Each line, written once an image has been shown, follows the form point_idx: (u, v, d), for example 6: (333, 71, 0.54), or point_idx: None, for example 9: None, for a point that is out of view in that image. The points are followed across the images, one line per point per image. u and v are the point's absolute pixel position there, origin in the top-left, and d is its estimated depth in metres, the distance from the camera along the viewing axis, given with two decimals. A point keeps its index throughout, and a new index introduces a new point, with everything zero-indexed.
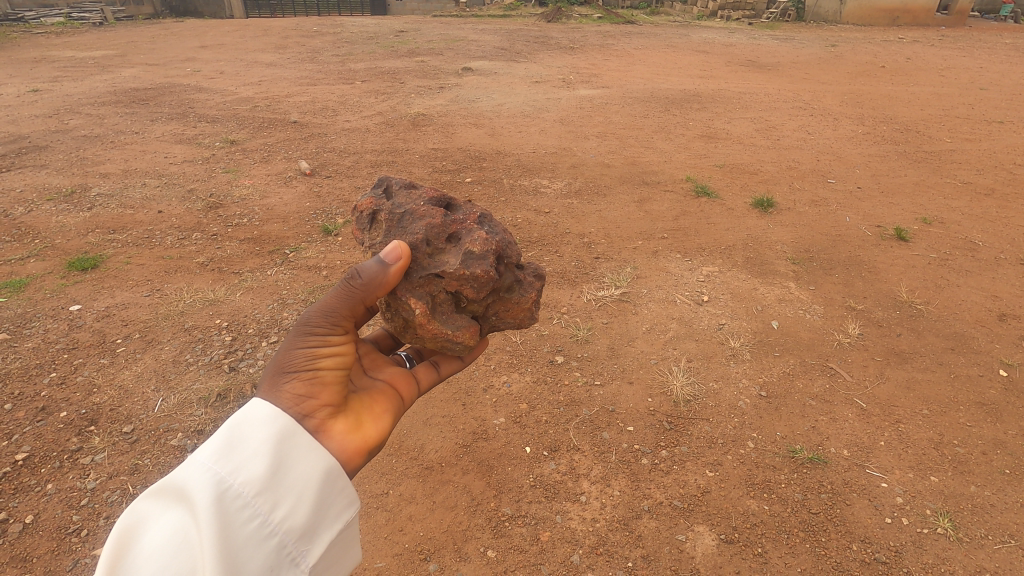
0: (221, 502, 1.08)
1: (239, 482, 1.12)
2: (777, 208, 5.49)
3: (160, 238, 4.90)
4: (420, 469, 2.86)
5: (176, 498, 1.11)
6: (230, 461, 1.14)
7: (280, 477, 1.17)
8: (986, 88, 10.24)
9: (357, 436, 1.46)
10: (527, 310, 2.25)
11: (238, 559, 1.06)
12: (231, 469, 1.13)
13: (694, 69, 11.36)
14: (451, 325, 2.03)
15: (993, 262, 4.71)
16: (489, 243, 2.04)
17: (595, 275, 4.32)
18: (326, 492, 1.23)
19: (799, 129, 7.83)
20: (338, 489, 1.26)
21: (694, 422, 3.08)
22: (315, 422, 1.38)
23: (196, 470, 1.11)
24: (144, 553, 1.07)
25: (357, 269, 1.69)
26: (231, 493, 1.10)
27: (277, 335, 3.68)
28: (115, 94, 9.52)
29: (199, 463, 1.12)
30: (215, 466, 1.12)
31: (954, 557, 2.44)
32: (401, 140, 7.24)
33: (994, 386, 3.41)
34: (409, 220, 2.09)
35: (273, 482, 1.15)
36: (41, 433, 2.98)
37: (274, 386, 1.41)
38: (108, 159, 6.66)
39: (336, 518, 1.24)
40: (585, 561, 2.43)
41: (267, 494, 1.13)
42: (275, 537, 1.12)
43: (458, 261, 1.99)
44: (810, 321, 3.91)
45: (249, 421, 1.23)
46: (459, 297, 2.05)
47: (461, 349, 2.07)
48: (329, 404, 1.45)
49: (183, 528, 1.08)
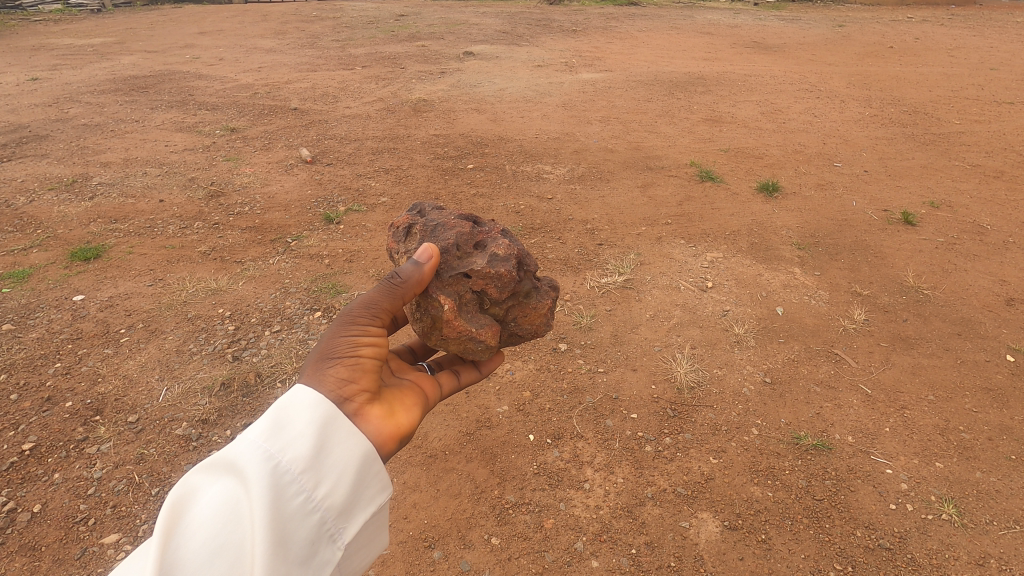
0: (270, 480, 1.07)
1: (288, 459, 1.11)
2: (783, 192, 5.43)
3: (161, 227, 4.89)
4: (425, 457, 2.86)
5: (226, 469, 1.11)
6: (278, 440, 1.13)
7: (323, 455, 1.16)
8: (997, 68, 10.07)
9: (391, 422, 1.42)
10: (544, 316, 2.24)
11: (285, 534, 1.06)
12: (279, 448, 1.12)
13: (698, 51, 11.18)
14: (475, 323, 2.03)
15: (1002, 246, 4.64)
16: (512, 249, 2.12)
17: (598, 262, 4.29)
18: (364, 473, 1.21)
19: (805, 112, 7.72)
20: (374, 473, 1.22)
21: (698, 409, 3.07)
22: (355, 405, 1.36)
23: (247, 448, 1.10)
24: (192, 521, 1.06)
25: (396, 271, 1.75)
26: (281, 468, 1.09)
27: (280, 324, 3.67)
28: (114, 81, 9.46)
29: (250, 441, 1.11)
30: (265, 443, 1.12)
31: (958, 543, 2.44)
32: (402, 126, 7.17)
33: (1000, 371, 3.38)
34: (441, 229, 2.14)
35: (317, 460, 1.14)
36: (47, 422, 3.00)
37: (316, 369, 1.40)
38: (108, 148, 6.63)
39: (369, 501, 1.21)
40: (589, 548, 2.44)
41: (311, 473, 1.12)
42: (317, 514, 1.11)
43: (485, 261, 2.05)
44: (815, 307, 3.87)
45: (294, 403, 1.22)
46: (484, 296, 2.08)
47: (483, 351, 2.05)
48: (367, 389, 1.43)
49: (232, 501, 1.07)
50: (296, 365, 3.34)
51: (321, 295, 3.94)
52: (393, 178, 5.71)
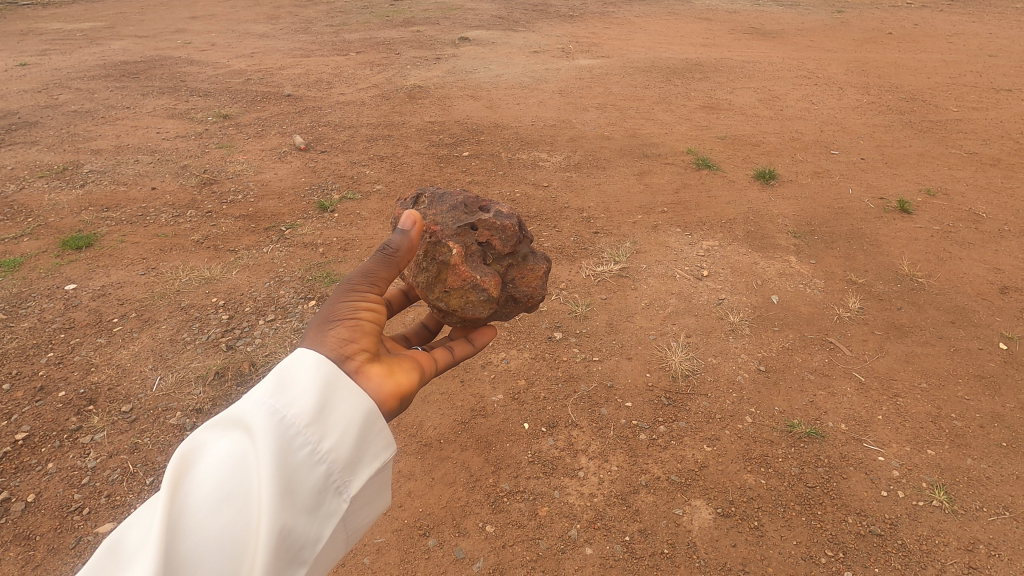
0: (276, 431, 1.07)
1: (291, 413, 1.10)
2: (779, 180, 5.41)
3: (154, 215, 4.85)
4: (420, 445, 2.87)
5: (233, 424, 1.11)
6: (282, 396, 1.12)
7: (327, 411, 1.14)
8: (995, 55, 10.01)
9: (391, 381, 1.39)
10: (540, 280, 2.21)
11: (290, 486, 1.04)
12: (284, 402, 1.11)
13: (697, 37, 11.08)
14: (478, 273, 2.02)
15: (997, 234, 4.65)
16: (512, 213, 2.23)
17: (594, 250, 4.28)
18: (368, 430, 1.18)
19: (802, 99, 7.68)
20: (377, 430, 1.20)
21: (692, 397, 3.08)
22: (354, 364, 1.34)
23: (252, 403, 1.10)
24: (198, 473, 1.06)
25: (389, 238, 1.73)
26: (283, 422, 1.08)
27: (275, 313, 3.65)
28: (104, 67, 9.34)
29: (255, 397, 1.11)
30: (269, 398, 1.11)
31: (947, 529, 2.46)
32: (396, 113, 7.10)
33: (993, 359, 3.39)
34: (445, 198, 2.22)
35: (322, 415, 1.12)
36: (40, 412, 2.99)
37: (317, 333, 1.38)
38: (99, 135, 6.55)
39: (375, 458, 1.18)
40: (583, 536, 2.46)
41: (315, 427, 1.10)
42: (322, 467, 1.09)
43: (489, 216, 2.14)
44: (810, 295, 3.87)
45: (297, 362, 1.21)
46: (492, 250, 2.12)
47: (484, 303, 2.00)
48: (368, 349, 1.40)
49: (240, 453, 1.07)
50: (290, 354, 3.33)
51: (316, 283, 3.92)
52: (388, 166, 5.67)
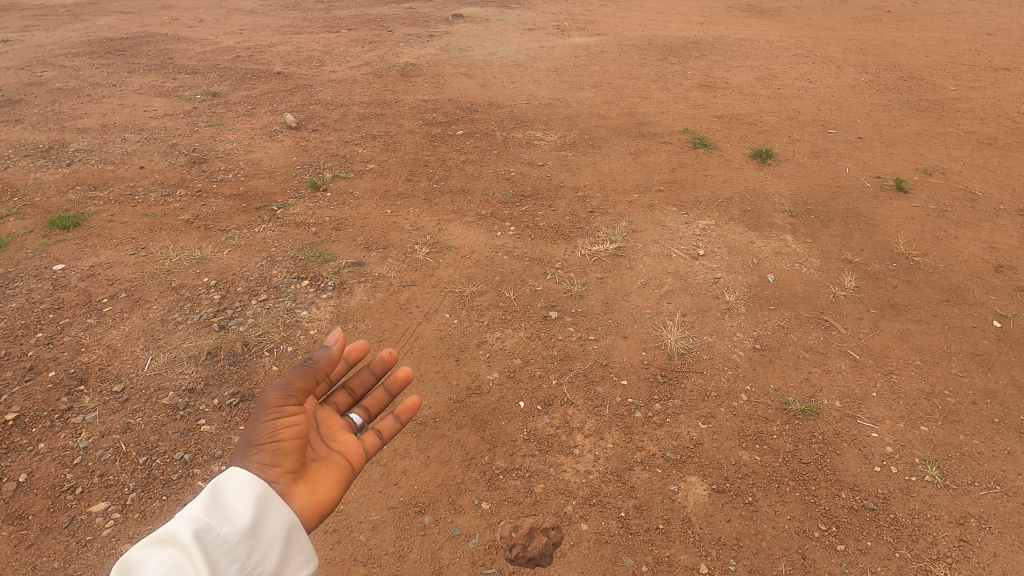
0: (206, 547, 1.08)
1: (225, 530, 1.12)
2: (776, 159, 5.37)
3: (143, 194, 4.77)
4: (415, 424, 2.86)
5: (160, 542, 1.10)
6: (216, 514, 1.14)
7: (258, 528, 1.16)
8: (994, 34, 9.93)
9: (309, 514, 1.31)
10: None
11: None
12: (218, 520, 1.13)
13: (694, 15, 10.91)
14: None
15: (993, 213, 4.64)
16: None
17: (590, 230, 4.24)
18: (293, 545, 1.20)
19: (800, 78, 7.60)
20: (300, 545, 1.21)
21: (688, 375, 3.08)
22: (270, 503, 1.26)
23: (183, 520, 1.11)
24: None
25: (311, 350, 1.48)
26: (214, 539, 1.10)
27: (267, 293, 3.61)
28: (88, 44, 9.11)
29: (187, 515, 1.12)
30: (202, 514, 1.12)
31: (939, 503, 2.49)
32: (389, 91, 6.98)
33: (987, 337, 3.40)
34: None
35: (252, 532, 1.15)
36: (30, 393, 2.95)
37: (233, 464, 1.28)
38: (85, 113, 6.41)
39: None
40: (578, 512, 2.46)
41: (246, 544, 1.12)
42: None
43: None
44: (806, 274, 3.86)
45: (229, 479, 1.22)
46: None
47: None
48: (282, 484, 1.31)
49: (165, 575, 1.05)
50: (283, 334, 3.30)
51: (308, 263, 3.88)
52: (381, 144, 5.58)
